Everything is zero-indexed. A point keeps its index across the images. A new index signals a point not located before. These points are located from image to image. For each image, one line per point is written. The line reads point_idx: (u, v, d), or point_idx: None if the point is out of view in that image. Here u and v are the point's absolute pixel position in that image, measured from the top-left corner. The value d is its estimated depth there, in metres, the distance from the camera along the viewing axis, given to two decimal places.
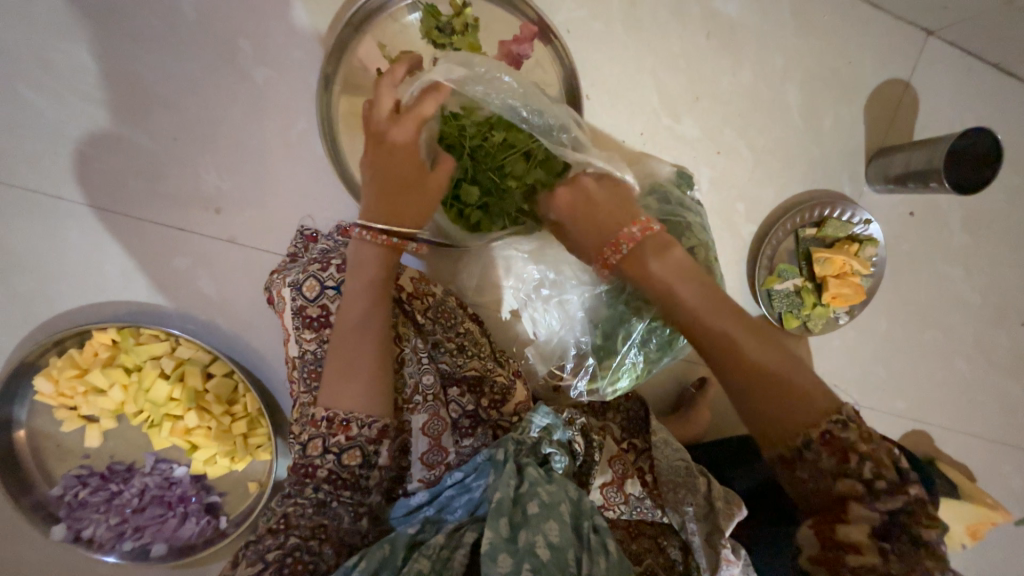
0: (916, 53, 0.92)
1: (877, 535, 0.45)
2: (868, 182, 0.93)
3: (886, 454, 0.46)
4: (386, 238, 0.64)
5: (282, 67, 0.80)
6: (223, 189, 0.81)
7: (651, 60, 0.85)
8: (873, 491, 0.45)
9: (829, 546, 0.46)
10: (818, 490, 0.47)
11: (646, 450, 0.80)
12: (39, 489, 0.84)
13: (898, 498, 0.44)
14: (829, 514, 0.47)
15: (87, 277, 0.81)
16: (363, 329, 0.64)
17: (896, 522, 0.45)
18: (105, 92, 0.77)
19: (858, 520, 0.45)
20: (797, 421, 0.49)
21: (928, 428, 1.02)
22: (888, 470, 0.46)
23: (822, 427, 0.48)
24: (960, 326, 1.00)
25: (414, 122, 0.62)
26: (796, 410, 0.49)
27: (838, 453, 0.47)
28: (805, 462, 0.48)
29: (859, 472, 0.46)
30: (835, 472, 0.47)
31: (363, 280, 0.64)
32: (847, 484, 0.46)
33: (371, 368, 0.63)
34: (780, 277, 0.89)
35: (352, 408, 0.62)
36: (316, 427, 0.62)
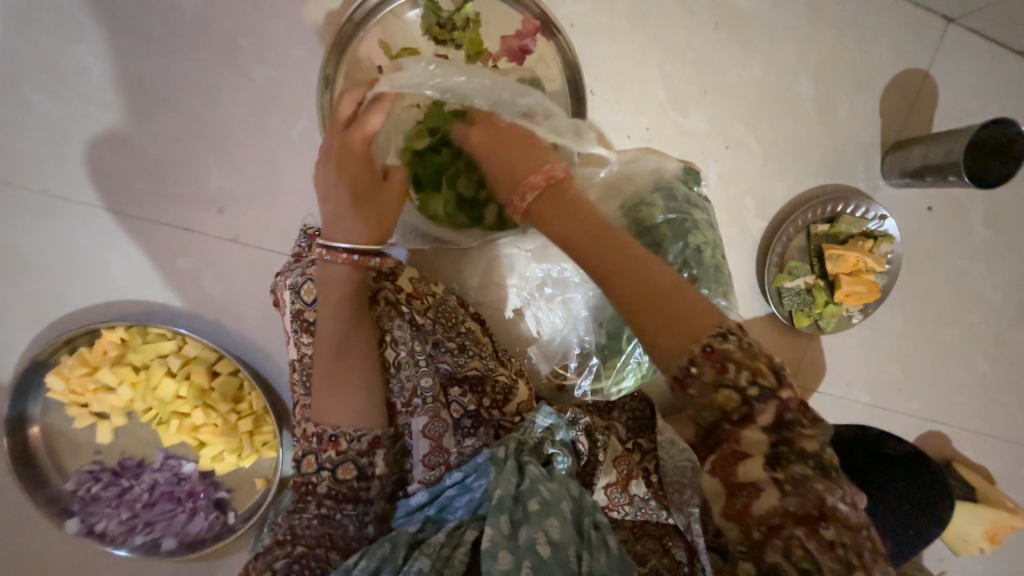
0: (935, 42, 0.88)
1: (770, 465, 0.44)
2: (883, 176, 0.90)
3: (763, 360, 0.45)
4: (348, 256, 0.64)
5: (284, 65, 0.80)
6: (227, 189, 0.82)
7: (656, 53, 0.83)
8: (749, 399, 0.45)
9: (732, 489, 0.46)
10: (707, 423, 0.47)
11: (652, 450, 0.79)
12: (53, 484, 0.86)
13: (771, 406, 0.44)
14: (725, 452, 0.46)
15: (96, 276, 0.82)
16: (341, 345, 0.66)
17: (781, 442, 0.44)
18: (110, 94, 0.78)
19: (751, 449, 0.45)
20: (678, 331, 0.46)
21: (944, 429, 0.99)
22: (763, 376, 0.44)
23: (703, 343, 0.45)
24: (980, 325, 0.97)
25: (361, 140, 0.63)
26: (680, 324, 0.46)
27: (717, 365, 0.44)
28: (693, 380, 0.45)
29: (735, 382, 0.44)
30: (715, 382, 0.44)
31: (332, 300, 0.66)
32: (726, 395, 0.45)
33: (350, 382, 0.65)
34: (790, 275, 0.87)
35: (339, 421, 0.64)
36: (309, 442, 0.65)
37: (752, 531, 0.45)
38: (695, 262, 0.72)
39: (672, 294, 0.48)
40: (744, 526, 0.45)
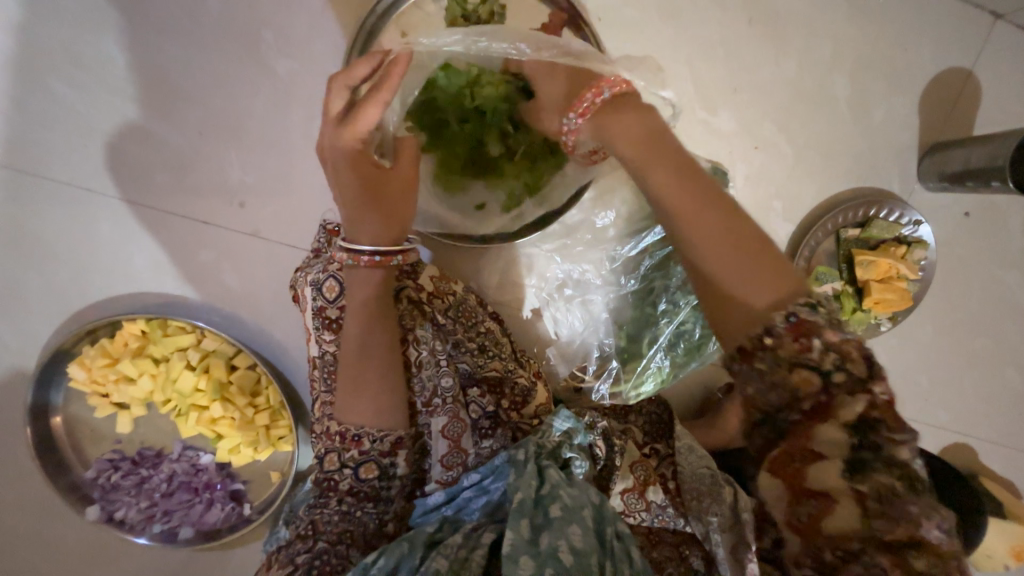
0: (982, 39, 0.84)
1: (850, 474, 0.43)
2: (921, 179, 0.86)
3: (850, 347, 0.43)
4: (369, 258, 0.61)
5: (305, 58, 0.79)
6: (247, 183, 0.81)
7: (686, 49, 0.80)
8: (829, 387, 0.43)
9: (799, 497, 0.44)
10: (770, 416, 0.46)
11: (670, 456, 0.76)
12: (74, 471, 0.87)
13: (860, 401, 0.42)
14: (793, 450, 0.44)
15: (117, 268, 0.83)
16: (363, 345, 0.63)
17: (869, 448, 0.43)
18: (132, 85, 0.77)
19: (828, 454, 0.43)
20: (748, 303, 0.47)
21: (971, 440, 0.96)
22: (855, 364, 0.43)
23: (785, 311, 0.45)
24: (1014, 336, 0.94)
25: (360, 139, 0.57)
26: (744, 297, 0.47)
27: (801, 341, 0.44)
28: (765, 354, 0.45)
29: (819, 365, 0.43)
30: (792, 361, 0.44)
31: (356, 299, 0.63)
32: (803, 377, 0.44)
33: (373, 383, 0.63)
34: (817, 281, 0.83)
35: (362, 421, 0.63)
36: (331, 440, 0.64)
37: (822, 551, 0.44)
38: None
39: (741, 269, 0.47)
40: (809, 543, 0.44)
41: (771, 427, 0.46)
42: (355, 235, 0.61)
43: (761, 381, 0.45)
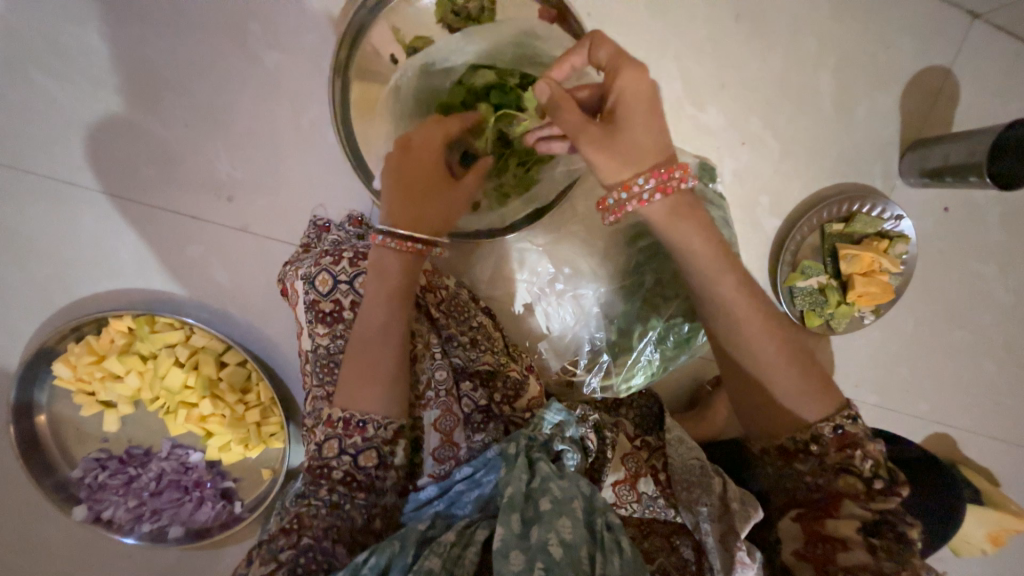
0: (959, 38, 0.86)
1: (865, 530, 0.49)
2: (901, 175, 0.89)
3: (881, 456, 0.51)
4: (409, 246, 0.62)
5: (294, 52, 0.79)
6: (235, 177, 0.81)
7: (674, 45, 0.81)
8: (869, 490, 0.50)
9: (817, 539, 0.51)
10: (806, 495, 0.54)
11: (660, 448, 0.78)
12: (60, 470, 0.86)
13: (891, 501, 0.49)
14: (819, 510, 0.52)
15: (103, 263, 0.81)
16: (386, 332, 0.63)
17: (885, 522, 0.49)
18: (116, 77, 0.76)
19: (848, 515, 0.50)
20: (787, 423, 0.54)
21: (950, 431, 0.99)
22: (883, 469, 0.51)
23: (807, 432, 0.53)
24: (991, 327, 0.96)
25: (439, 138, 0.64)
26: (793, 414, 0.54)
27: (842, 448, 0.51)
28: (809, 455, 0.53)
29: (860, 471, 0.51)
30: (836, 465, 0.52)
31: (386, 286, 0.63)
32: (847, 480, 0.51)
33: (389, 370, 0.63)
34: (803, 274, 0.86)
35: (369, 408, 0.62)
36: (331, 427, 0.63)
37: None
38: None
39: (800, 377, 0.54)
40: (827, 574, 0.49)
41: (809, 491, 0.54)
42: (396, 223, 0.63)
43: (804, 479, 0.54)
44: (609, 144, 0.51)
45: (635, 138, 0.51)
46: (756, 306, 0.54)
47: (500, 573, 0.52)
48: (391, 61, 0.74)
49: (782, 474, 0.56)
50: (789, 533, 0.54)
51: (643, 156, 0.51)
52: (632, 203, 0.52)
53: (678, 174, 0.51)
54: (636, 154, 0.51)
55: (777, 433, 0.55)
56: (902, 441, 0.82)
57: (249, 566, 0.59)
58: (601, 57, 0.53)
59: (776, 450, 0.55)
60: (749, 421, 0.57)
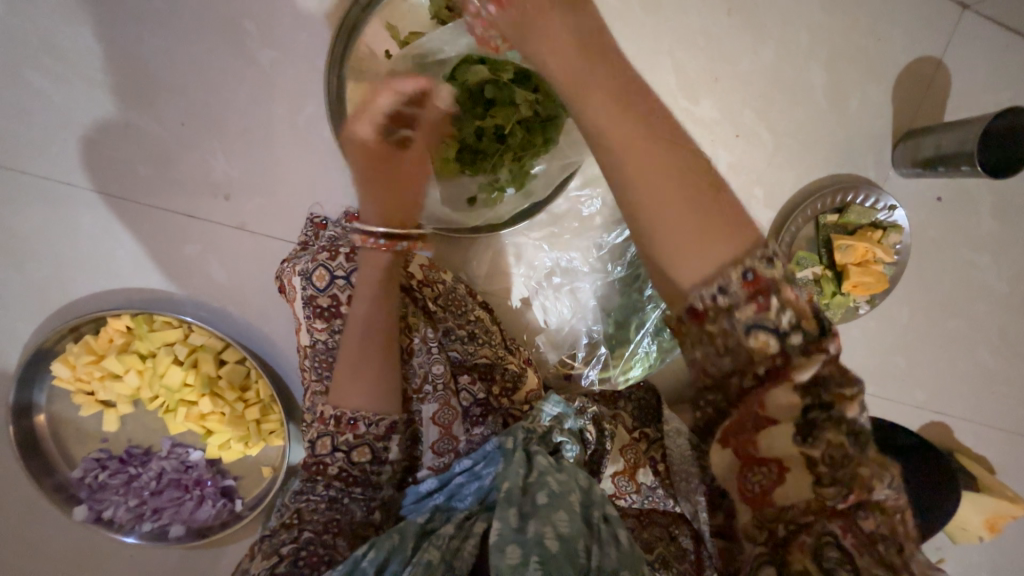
0: (950, 30, 0.87)
1: (801, 434, 0.40)
2: (894, 166, 0.89)
3: (805, 302, 0.40)
4: (387, 241, 0.66)
5: (289, 49, 0.79)
6: (232, 175, 0.81)
7: (667, 40, 0.82)
8: (785, 351, 0.40)
9: (750, 465, 0.43)
10: (729, 388, 0.43)
11: (658, 440, 0.76)
12: (59, 471, 0.86)
13: (814, 360, 0.39)
14: (745, 417, 0.42)
15: (100, 263, 0.82)
16: (370, 326, 0.65)
17: (816, 405, 0.40)
18: (111, 77, 0.76)
19: (781, 420, 0.41)
20: (695, 269, 0.40)
21: (945, 419, 0.99)
22: (806, 321, 0.40)
23: (744, 266, 0.39)
24: (985, 316, 0.97)
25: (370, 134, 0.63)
26: (689, 256, 0.40)
27: (756, 301, 0.39)
28: (721, 316, 0.40)
29: (775, 325, 0.39)
30: (749, 324, 0.40)
31: (367, 281, 0.66)
32: (761, 343, 0.40)
33: (376, 365, 0.65)
34: (799, 265, 0.86)
35: (358, 405, 0.64)
36: (324, 424, 0.63)
37: (776, 518, 0.42)
38: None
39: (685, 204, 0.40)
40: (770, 518, 0.42)
41: (730, 393, 0.43)
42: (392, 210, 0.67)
43: (716, 351, 0.41)
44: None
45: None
46: (633, 116, 0.42)
47: (497, 567, 0.52)
48: (385, 56, 0.74)
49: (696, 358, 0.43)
50: (721, 463, 0.45)
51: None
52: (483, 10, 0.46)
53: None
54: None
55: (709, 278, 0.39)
56: (898, 428, 0.82)
57: (251, 559, 0.58)
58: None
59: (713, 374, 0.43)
60: (679, 271, 0.41)
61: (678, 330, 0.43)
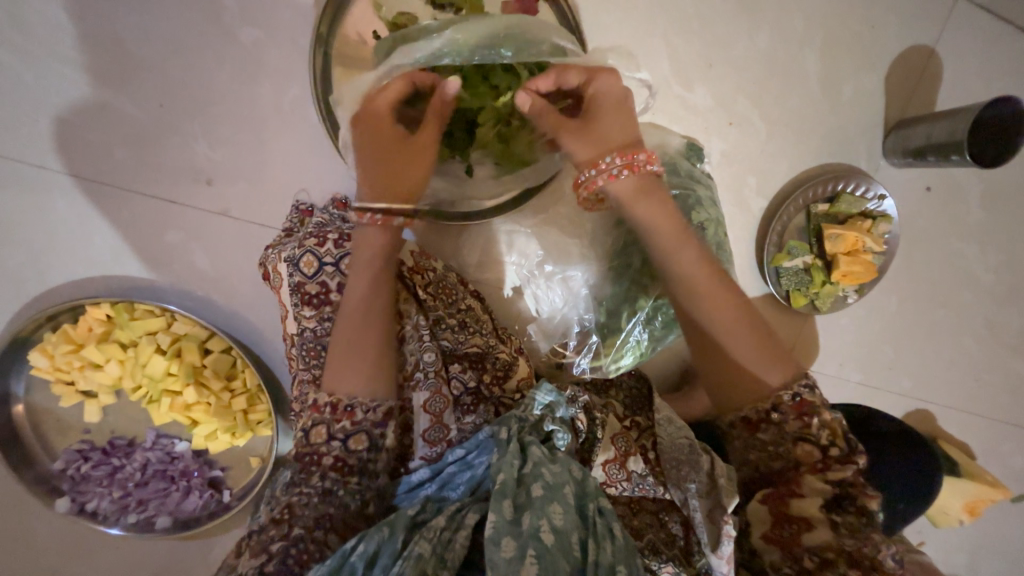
0: (943, 18, 0.87)
1: (828, 507, 0.53)
2: (886, 156, 0.90)
3: (837, 422, 0.54)
4: (376, 216, 0.62)
5: (272, 28, 0.76)
6: (214, 159, 0.78)
7: (661, 24, 0.81)
8: (825, 457, 0.53)
9: (782, 520, 0.55)
10: (772, 468, 0.57)
11: (649, 428, 0.78)
12: (40, 463, 0.84)
13: (849, 470, 0.52)
14: (782, 490, 0.55)
15: (78, 249, 0.79)
16: (368, 304, 0.62)
17: (846, 496, 0.52)
18: (84, 54, 0.73)
19: (811, 493, 0.53)
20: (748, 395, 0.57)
21: (929, 406, 1.01)
22: (839, 439, 0.54)
23: (792, 392, 0.56)
24: (971, 305, 0.98)
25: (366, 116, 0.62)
26: (750, 390, 0.57)
27: (802, 418, 0.54)
28: (772, 425, 0.56)
29: (816, 439, 0.54)
30: (795, 434, 0.55)
31: (362, 258, 0.63)
32: (805, 449, 0.54)
33: (374, 346, 0.62)
34: (789, 254, 0.87)
35: (355, 390, 0.61)
36: (319, 412, 0.60)
37: (801, 559, 0.53)
38: (698, 239, 0.73)
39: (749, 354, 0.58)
40: (797, 556, 0.53)
41: (776, 475, 0.57)
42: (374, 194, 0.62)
43: (762, 448, 0.57)
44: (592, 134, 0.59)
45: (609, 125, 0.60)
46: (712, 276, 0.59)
47: (492, 561, 0.52)
48: (374, 39, 0.71)
49: (748, 446, 0.58)
50: (756, 516, 0.58)
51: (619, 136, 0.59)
52: (601, 177, 0.59)
53: (644, 158, 0.59)
54: (611, 137, 0.60)
55: (746, 403, 0.57)
56: (883, 415, 0.84)
57: (239, 556, 0.57)
58: (570, 80, 0.61)
59: (740, 420, 0.58)
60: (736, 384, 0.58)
61: (737, 431, 0.59)
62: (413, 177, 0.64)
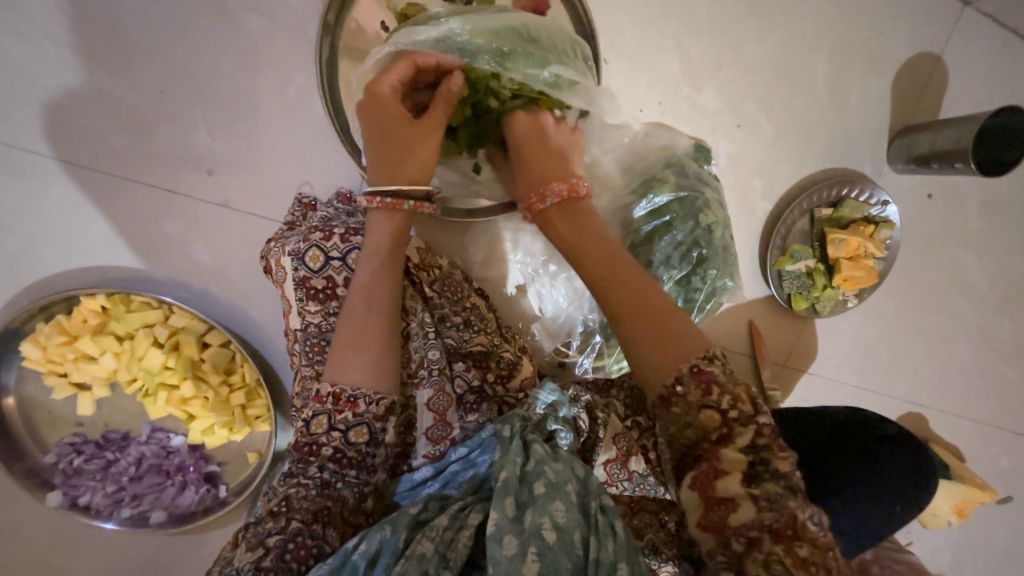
0: (950, 26, 0.87)
1: (747, 480, 0.44)
2: (889, 161, 0.90)
3: (741, 386, 0.46)
4: (382, 199, 0.60)
5: (277, 17, 0.74)
6: (215, 149, 0.76)
7: (673, 24, 0.80)
8: (728, 421, 0.45)
9: (710, 503, 0.45)
10: (687, 444, 0.47)
11: (649, 428, 0.75)
12: (32, 456, 0.82)
13: (751, 429, 0.45)
14: (703, 470, 0.46)
15: (72, 238, 0.77)
16: (370, 295, 0.61)
17: (760, 462, 0.44)
18: (82, 36, 0.71)
19: (731, 468, 0.44)
20: (663, 358, 0.48)
21: (922, 409, 1.03)
22: (743, 402, 0.45)
23: (692, 362, 0.47)
24: (966, 311, 1.00)
25: (372, 97, 0.60)
26: (666, 348, 0.49)
27: (701, 386, 0.46)
28: (678, 399, 0.47)
29: (719, 404, 0.45)
30: (700, 404, 0.46)
31: (369, 247, 0.62)
32: (708, 416, 0.45)
33: (378, 340, 0.61)
34: (792, 258, 0.87)
35: (358, 381, 0.59)
36: (320, 403, 0.59)
37: (730, 543, 0.44)
38: (705, 242, 0.73)
39: (647, 312, 0.51)
40: (725, 540, 0.44)
41: (688, 454, 0.48)
42: (385, 181, 0.61)
43: (676, 425, 0.47)
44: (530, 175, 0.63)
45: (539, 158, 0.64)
46: (611, 255, 0.56)
47: (494, 559, 0.52)
48: (381, 31, 0.71)
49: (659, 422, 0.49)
50: (687, 502, 0.48)
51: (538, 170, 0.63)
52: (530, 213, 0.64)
53: (566, 187, 0.61)
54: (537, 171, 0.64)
55: (655, 376, 0.48)
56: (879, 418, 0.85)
57: (235, 548, 0.56)
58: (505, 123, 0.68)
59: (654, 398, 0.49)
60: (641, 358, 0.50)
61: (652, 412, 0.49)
62: (421, 159, 0.61)
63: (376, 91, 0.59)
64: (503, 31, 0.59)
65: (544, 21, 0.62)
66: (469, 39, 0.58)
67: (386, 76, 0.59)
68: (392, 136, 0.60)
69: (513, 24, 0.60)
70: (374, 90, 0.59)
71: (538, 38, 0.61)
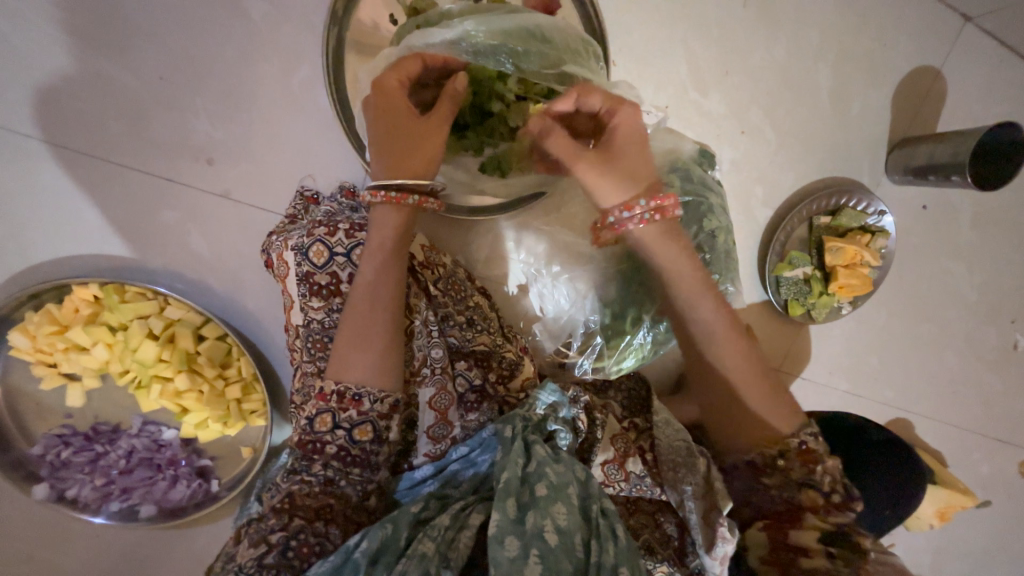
0: (951, 41, 0.89)
1: (824, 539, 0.56)
2: (887, 173, 0.92)
3: (837, 472, 0.60)
4: (385, 194, 0.60)
5: (284, 5, 0.73)
6: (216, 138, 0.75)
7: (682, 28, 0.80)
8: (826, 502, 0.59)
9: (781, 547, 0.59)
10: (778, 507, 0.61)
11: (647, 429, 0.78)
12: (17, 447, 0.80)
13: (846, 516, 0.58)
14: (781, 518, 0.60)
15: (65, 225, 0.75)
16: (375, 294, 0.60)
17: (843, 534, 0.57)
18: (77, 17, 0.68)
19: (808, 526, 0.58)
20: (756, 438, 0.62)
21: (908, 416, 1.05)
22: (839, 488, 0.60)
23: (785, 442, 0.61)
24: (955, 321, 1.02)
25: (378, 92, 0.59)
26: (758, 431, 0.62)
27: (806, 465, 0.60)
28: (777, 470, 0.61)
29: (819, 485, 0.59)
30: (799, 480, 0.60)
31: (375, 244, 0.61)
32: (809, 494, 0.59)
33: (383, 338, 0.60)
34: (790, 265, 0.88)
35: (363, 380, 0.59)
36: (325, 401, 0.58)
37: None
38: (709, 246, 0.74)
39: (745, 386, 0.62)
40: None
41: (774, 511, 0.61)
42: (387, 175, 0.60)
43: (773, 491, 0.61)
44: (601, 170, 0.60)
45: (633, 160, 0.61)
46: (733, 328, 0.63)
47: (496, 559, 0.52)
48: (390, 23, 0.70)
49: (749, 485, 0.64)
50: (755, 541, 0.62)
51: (638, 181, 0.61)
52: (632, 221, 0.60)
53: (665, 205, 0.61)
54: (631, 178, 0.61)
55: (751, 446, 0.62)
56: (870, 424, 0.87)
57: (238, 543, 0.56)
58: (593, 103, 0.60)
59: (745, 462, 0.63)
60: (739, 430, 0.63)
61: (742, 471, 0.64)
62: (423, 154, 0.60)
63: (382, 85, 0.58)
64: (516, 32, 0.59)
65: (558, 24, 0.62)
66: (480, 36, 0.58)
67: (393, 70, 0.58)
68: (396, 130, 0.59)
69: (526, 24, 0.59)
70: (381, 84, 0.59)
71: (551, 39, 0.60)
